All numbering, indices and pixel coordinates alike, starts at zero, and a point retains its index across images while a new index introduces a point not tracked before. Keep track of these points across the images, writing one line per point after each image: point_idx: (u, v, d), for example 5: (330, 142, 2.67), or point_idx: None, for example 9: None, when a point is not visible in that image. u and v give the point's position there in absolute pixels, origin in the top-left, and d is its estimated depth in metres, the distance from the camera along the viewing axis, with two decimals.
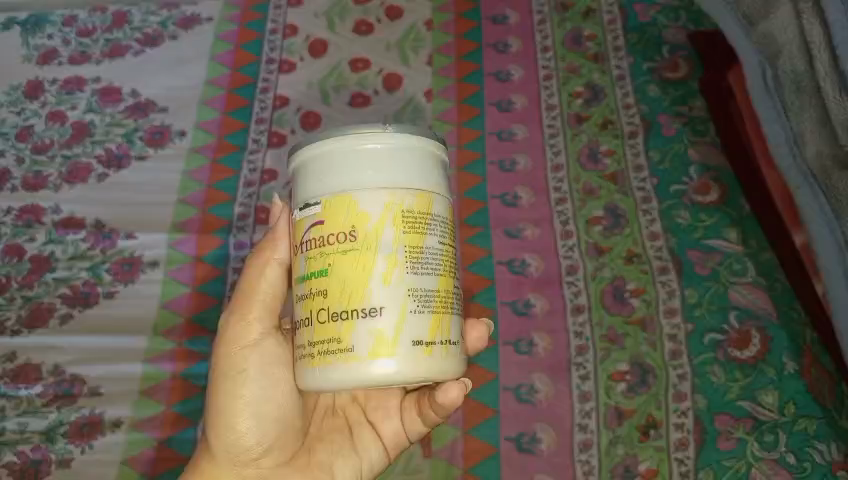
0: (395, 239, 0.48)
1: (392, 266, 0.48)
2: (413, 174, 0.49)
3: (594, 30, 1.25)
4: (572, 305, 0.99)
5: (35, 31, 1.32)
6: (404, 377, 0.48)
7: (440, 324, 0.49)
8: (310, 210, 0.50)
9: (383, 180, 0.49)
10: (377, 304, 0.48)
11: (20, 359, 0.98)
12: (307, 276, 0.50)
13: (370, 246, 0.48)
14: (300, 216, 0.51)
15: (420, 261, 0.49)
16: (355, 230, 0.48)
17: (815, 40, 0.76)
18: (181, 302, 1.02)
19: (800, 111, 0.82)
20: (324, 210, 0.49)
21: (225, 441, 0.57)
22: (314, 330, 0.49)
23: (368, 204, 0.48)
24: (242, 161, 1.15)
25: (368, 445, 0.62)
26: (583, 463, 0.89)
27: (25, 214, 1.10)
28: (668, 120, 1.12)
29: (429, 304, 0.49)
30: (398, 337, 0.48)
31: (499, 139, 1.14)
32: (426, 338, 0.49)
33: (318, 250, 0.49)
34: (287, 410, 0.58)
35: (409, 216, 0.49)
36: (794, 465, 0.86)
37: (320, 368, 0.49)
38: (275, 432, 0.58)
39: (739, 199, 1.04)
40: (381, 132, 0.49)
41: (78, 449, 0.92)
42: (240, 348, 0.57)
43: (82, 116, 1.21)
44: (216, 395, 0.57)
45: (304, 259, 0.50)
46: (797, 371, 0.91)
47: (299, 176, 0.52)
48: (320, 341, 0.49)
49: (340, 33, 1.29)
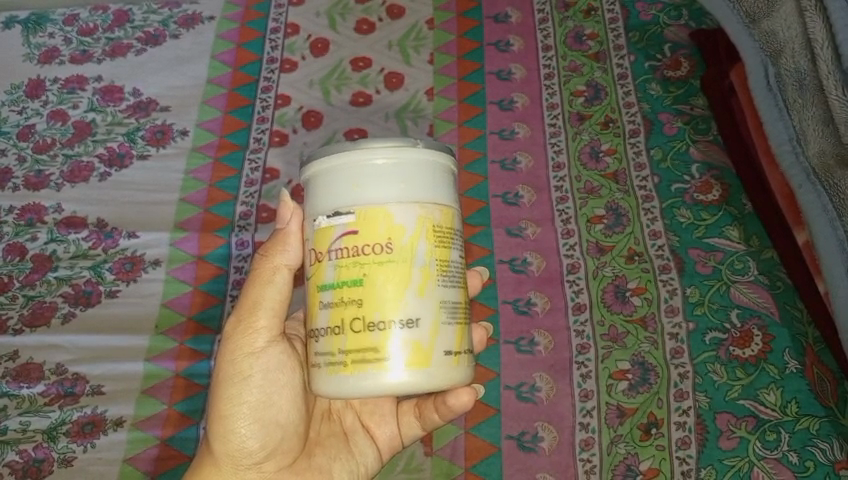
0: (428, 252, 0.49)
1: (426, 278, 0.49)
2: (439, 190, 0.51)
3: (595, 29, 1.25)
4: (574, 303, 0.99)
5: (37, 30, 1.32)
6: (435, 386, 0.49)
7: (463, 334, 0.51)
8: (340, 218, 0.49)
9: (417, 195, 0.49)
10: (413, 315, 0.48)
11: (23, 358, 0.98)
12: (337, 284, 0.49)
13: (407, 258, 0.48)
14: (327, 223, 0.49)
15: (448, 274, 0.50)
16: (392, 242, 0.48)
17: (817, 36, 0.76)
18: (183, 301, 1.03)
19: (803, 109, 0.82)
20: (359, 220, 0.48)
21: (227, 446, 0.57)
22: (346, 338, 0.48)
23: (404, 217, 0.49)
24: (244, 160, 1.15)
25: (364, 450, 0.64)
26: (585, 462, 0.89)
27: (27, 212, 1.10)
28: (670, 118, 1.12)
29: (456, 316, 0.50)
30: (433, 347, 0.49)
31: (500, 138, 1.14)
32: (454, 348, 0.50)
33: (352, 260, 0.48)
34: (290, 416, 0.58)
35: (439, 231, 0.50)
36: (796, 464, 0.85)
37: (356, 377, 0.48)
38: (278, 436, 0.58)
39: (740, 196, 1.04)
40: (412, 146, 0.50)
41: (80, 447, 0.92)
42: (244, 355, 0.57)
43: (84, 115, 1.21)
44: (218, 400, 0.57)
45: (333, 267, 0.49)
46: (799, 370, 0.91)
47: (322, 183, 0.50)
48: (354, 350, 0.48)
49: (341, 32, 1.29)
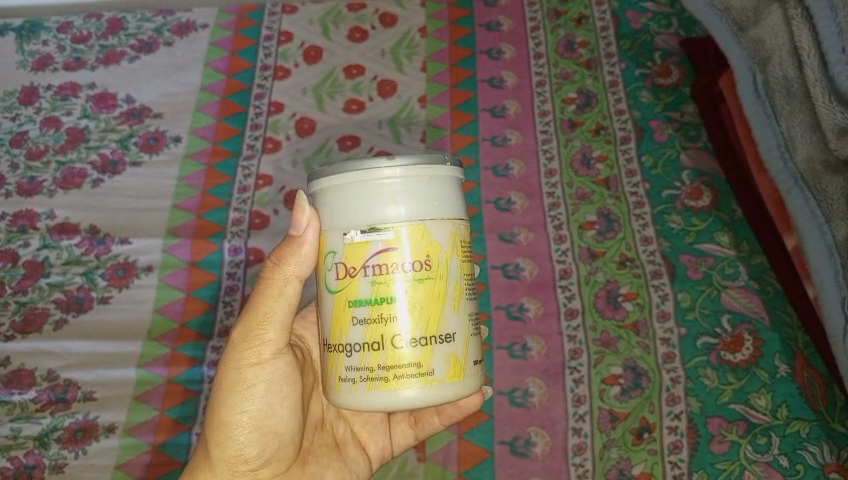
0: (460, 268, 0.51)
1: (459, 293, 0.51)
2: (462, 206, 0.52)
3: (586, 37, 1.26)
4: (566, 308, 0.99)
5: (30, 37, 1.32)
6: (467, 396, 0.52)
7: (481, 343, 0.54)
8: (378, 234, 0.48)
9: (448, 212, 0.50)
10: (450, 330, 0.50)
11: (14, 364, 0.98)
12: (374, 300, 0.49)
13: (443, 275, 0.50)
14: (363, 239, 0.49)
15: (472, 287, 0.53)
16: (430, 259, 0.49)
17: (805, 45, 0.77)
18: (176, 307, 1.03)
19: (791, 116, 0.83)
20: (398, 237, 0.48)
21: (224, 452, 0.57)
22: (386, 354, 0.49)
23: (440, 234, 0.50)
24: (237, 166, 1.15)
25: (357, 459, 0.65)
26: (577, 466, 0.89)
27: (19, 219, 1.10)
28: (661, 125, 1.13)
29: (477, 327, 0.53)
30: (466, 359, 0.51)
31: (492, 145, 1.15)
32: (479, 357, 0.53)
33: (392, 276, 0.49)
34: (289, 425, 0.58)
35: (466, 247, 0.52)
36: (787, 468, 0.86)
37: (399, 392, 0.49)
38: (276, 445, 0.58)
39: (731, 202, 1.05)
40: (442, 163, 0.51)
41: (71, 454, 0.91)
42: (249, 364, 0.56)
43: (77, 122, 1.21)
44: (218, 406, 0.56)
45: (368, 283, 0.49)
46: (790, 374, 0.91)
47: (350, 197, 0.49)
48: (395, 365, 0.49)
49: (335, 40, 1.30)
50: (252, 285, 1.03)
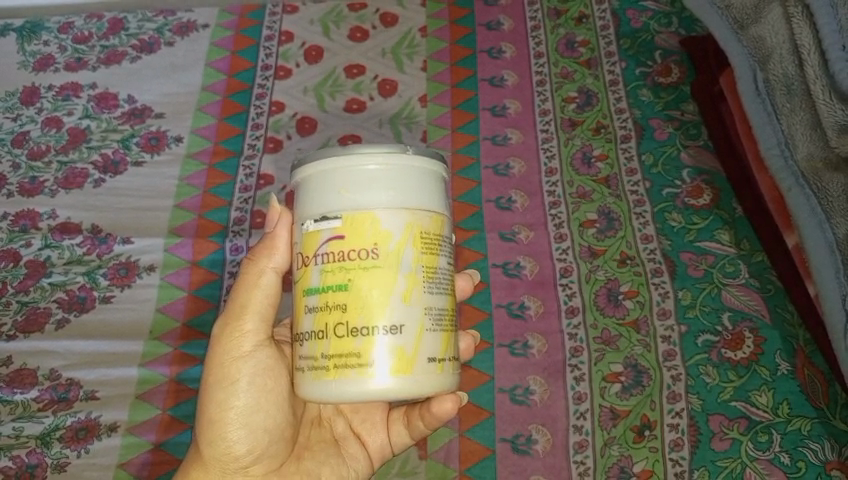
0: (415, 259, 0.49)
1: (412, 285, 0.49)
2: (429, 197, 0.50)
3: (586, 36, 1.26)
4: (567, 306, 0.99)
5: (31, 37, 1.33)
6: (418, 393, 0.49)
7: (449, 341, 0.51)
8: (327, 223, 0.49)
9: (404, 200, 0.49)
10: (397, 321, 0.48)
11: (16, 363, 0.98)
12: (322, 288, 0.49)
13: (391, 264, 0.48)
14: (315, 228, 0.49)
15: (434, 280, 0.50)
16: (378, 248, 0.48)
17: (805, 42, 0.77)
18: (177, 306, 1.03)
19: (791, 114, 0.83)
20: (346, 224, 0.48)
21: (215, 451, 0.57)
22: (330, 343, 0.48)
23: (391, 223, 0.48)
24: (238, 166, 1.15)
25: (356, 455, 0.64)
26: (579, 464, 0.89)
27: (21, 219, 1.10)
28: (661, 124, 1.14)
29: (441, 323, 0.50)
30: (416, 354, 0.48)
31: (493, 144, 1.15)
32: (439, 355, 0.49)
33: (338, 265, 0.48)
34: (277, 420, 0.59)
35: (427, 238, 0.50)
36: (789, 465, 0.86)
37: (337, 383, 0.48)
38: (267, 440, 0.58)
39: (731, 201, 1.05)
40: (403, 152, 0.50)
41: (74, 453, 0.92)
42: (233, 359, 0.57)
43: (79, 122, 1.21)
44: (207, 404, 0.57)
45: (318, 272, 0.49)
46: (791, 371, 0.91)
47: (311, 189, 0.50)
48: (338, 355, 0.48)
49: (336, 40, 1.30)
50: None
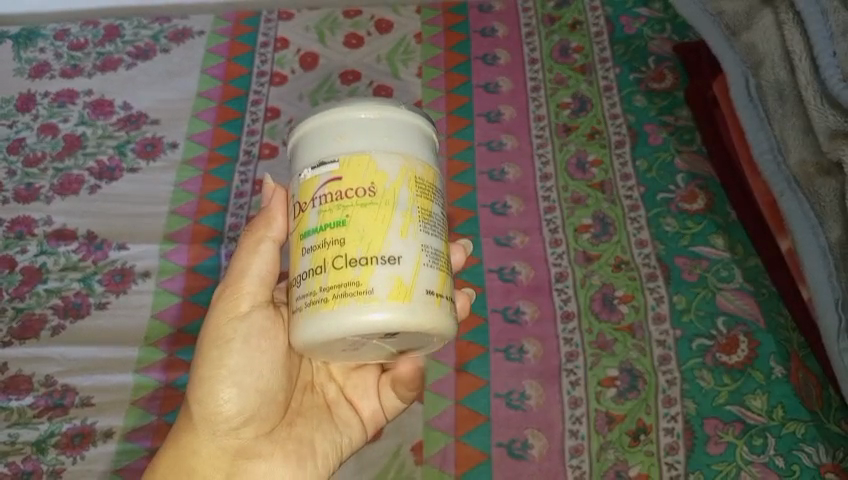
0: (411, 199, 0.49)
1: (409, 222, 0.48)
2: (423, 148, 0.51)
3: (580, 43, 1.27)
4: (562, 311, 1.00)
5: (27, 44, 1.33)
6: (416, 324, 0.47)
7: (446, 281, 0.49)
8: (325, 168, 0.49)
9: (399, 147, 0.50)
10: (395, 252, 0.47)
11: (11, 370, 0.98)
12: (320, 228, 0.48)
13: (388, 201, 0.48)
14: (313, 174, 0.50)
15: (430, 222, 0.49)
16: (374, 187, 0.48)
17: (796, 49, 0.79)
18: (172, 312, 1.03)
19: (783, 119, 0.84)
20: (343, 167, 0.48)
21: (206, 409, 0.57)
22: (328, 275, 0.47)
23: (387, 165, 0.49)
24: (234, 172, 1.15)
25: (348, 421, 0.64)
26: (575, 468, 0.89)
27: (16, 225, 1.10)
28: (655, 129, 1.14)
29: (438, 261, 0.49)
30: (414, 284, 0.47)
31: (488, 149, 1.16)
32: (437, 290, 0.48)
33: (335, 203, 0.48)
34: (270, 383, 0.58)
35: (422, 182, 0.50)
36: (783, 468, 0.86)
37: (336, 312, 0.47)
38: (257, 403, 0.58)
39: (725, 205, 1.06)
40: (397, 105, 0.51)
41: (69, 459, 0.91)
42: (229, 320, 0.58)
43: (74, 128, 1.21)
44: (200, 363, 0.58)
45: (317, 213, 0.49)
46: (785, 375, 0.92)
47: (308, 141, 0.51)
48: (336, 285, 0.47)
49: (331, 46, 1.30)
50: None
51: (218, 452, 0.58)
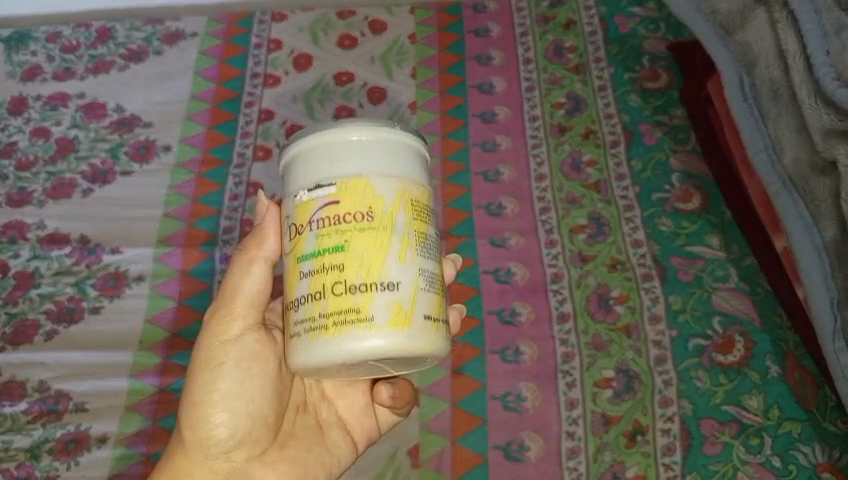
0: (408, 223, 0.49)
1: (406, 247, 0.48)
2: (418, 170, 0.51)
3: (575, 42, 1.26)
4: (558, 312, 0.99)
5: (19, 47, 1.32)
6: (416, 349, 0.48)
7: (442, 303, 0.50)
8: (321, 191, 0.48)
9: (396, 170, 0.49)
10: (394, 279, 0.47)
11: (5, 376, 0.97)
12: (318, 252, 0.48)
13: (386, 226, 0.48)
14: (308, 197, 0.49)
15: (426, 244, 0.50)
16: (372, 211, 0.48)
17: (790, 48, 0.79)
18: (167, 316, 1.02)
19: (778, 118, 0.84)
20: (341, 191, 0.48)
21: (200, 432, 0.57)
22: (327, 302, 0.47)
23: (384, 189, 0.48)
24: (227, 175, 1.15)
25: (338, 443, 0.64)
26: (571, 470, 0.88)
27: (9, 230, 1.10)
28: (650, 129, 1.14)
29: (434, 284, 0.50)
30: (412, 310, 0.48)
31: (483, 150, 1.15)
32: (434, 314, 0.49)
33: (333, 228, 0.48)
34: (261, 406, 0.58)
35: (417, 205, 0.50)
36: (780, 468, 0.86)
37: (336, 339, 0.47)
38: (249, 425, 0.58)
39: (720, 205, 1.06)
40: (393, 128, 0.50)
41: (63, 465, 0.91)
42: (220, 343, 0.57)
43: (67, 131, 1.20)
44: (193, 385, 0.58)
45: (313, 237, 0.48)
46: (781, 375, 0.92)
47: (303, 161, 0.50)
48: (335, 312, 0.47)
49: (325, 47, 1.30)
50: None
51: (211, 475, 0.58)
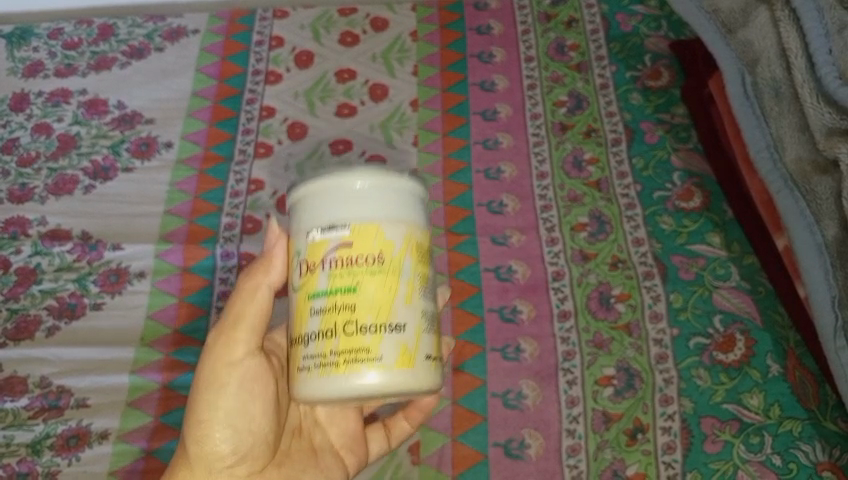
0: (413, 267, 0.50)
1: (412, 289, 0.50)
2: (422, 213, 0.52)
3: (577, 40, 1.26)
4: (559, 310, 0.99)
5: (20, 43, 1.32)
6: (420, 388, 0.50)
7: (439, 342, 0.53)
8: (334, 232, 0.49)
9: (403, 214, 0.50)
10: (401, 321, 0.49)
11: (6, 372, 0.97)
12: (329, 291, 0.49)
13: (394, 269, 0.49)
14: (321, 237, 0.50)
15: (427, 286, 0.52)
16: (383, 255, 0.49)
17: (792, 46, 0.79)
18: (169, 313, 1.02)
19: (780, 117, 0.84)
20: (353, 233, 0.49)
21: (203, 449, 0.57)
22: (339, 340, 0.49)
23: (394, 233, 0.50)
24: (229, 172, 1.15)
25: (331, 467, 0.64)
26: (572, 467, 0.89)
27: (10, 226, 1.10)
28: (651, 127, 1.14)
29: (434, 325, 0.52)
30: (417, 351, 0.50)
31: (484, 148, 1.15)
32: (434, 354, 0.51)
33: (345, 269, 0.49)
34: (263, 426, 0.58)
35: (421, 248, 0.51)
36: (780, 467, 0.86)
37: (347, 377, 0.48)
38: (250, 443, 0.58)
39: (721, 203, 1.06)
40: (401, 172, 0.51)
41: (64, 461, 0.91)
42: (224, 364, 0.57)
43: (68, 128, 1.20)
44: (197, 402, 0.57)
45: (325, 275, 0.49)
46: (782, 373, 0.92)
47: (315, 200, 0.51)
48: (346, 351, 0.48)
49: (327, 44, 1.30)
50: None
51: None
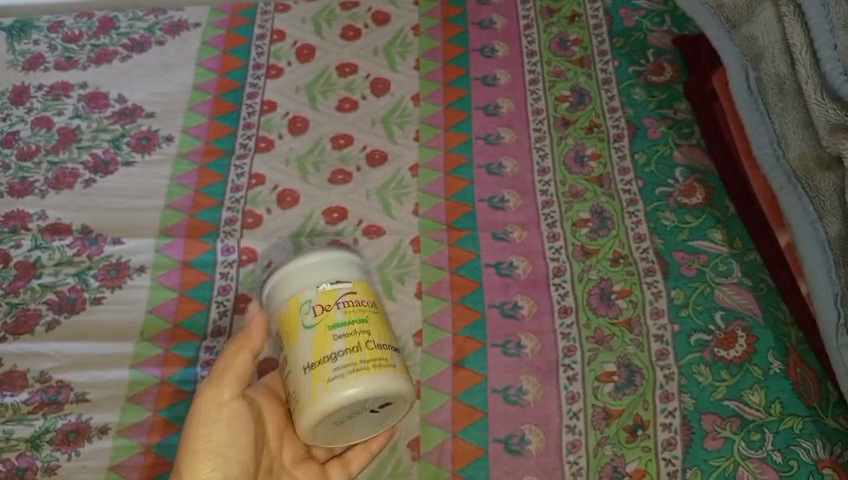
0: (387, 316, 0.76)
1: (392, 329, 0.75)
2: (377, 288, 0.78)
3: (579, 35, 1.26)
4: (559, 306, 0.99)
5: (20, 36, 1.32)
6: (413, 391, 0.72)
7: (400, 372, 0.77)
8: (341, 285, 0.71)
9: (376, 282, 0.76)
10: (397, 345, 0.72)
11: (6, 366, 0.97)
12: (347, 322, 0.69)
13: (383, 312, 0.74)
14: (331, 287, 0.71)
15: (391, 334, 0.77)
16: (376, 302, 0.73)
17: (797, 42, 0.79)
18: (169, 308, 1.02)
19: (783, 113, 0.83)
20: (357, 285, 0.72)
21: (194, 478, 0.72)
22: (365, 353, 0.69)
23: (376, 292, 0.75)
24: (230, 166, 1.14)
25: None
26: (571, 464, 0.88)
27: (10, 220, 1.10)
28: (654, 123, 1.14)
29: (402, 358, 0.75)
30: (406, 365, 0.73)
31: (486, 143, 1.15)
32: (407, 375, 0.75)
33: (357, 307, 0.71)
34: (243, 458, 0.73)
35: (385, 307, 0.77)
36: (781, 464, 0.86)
37: (377, 376, 0.68)
38: (234, 472, 0.73)
39: (724, 200, 1.06)
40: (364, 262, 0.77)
41: (64, 456, 0.91)
42: (214, 405, 0.74)
43: (69, 122, 1.20)
44: (191, 438, 0.73)
45: (342, 312, 0.70)
46: (783, 370, 0.92)
47: (317, 266, 0.72)
48: (372, 360, 0.68)
49: (328, 38, 1.29)
50: (246, 285, 1.03)
51: None
